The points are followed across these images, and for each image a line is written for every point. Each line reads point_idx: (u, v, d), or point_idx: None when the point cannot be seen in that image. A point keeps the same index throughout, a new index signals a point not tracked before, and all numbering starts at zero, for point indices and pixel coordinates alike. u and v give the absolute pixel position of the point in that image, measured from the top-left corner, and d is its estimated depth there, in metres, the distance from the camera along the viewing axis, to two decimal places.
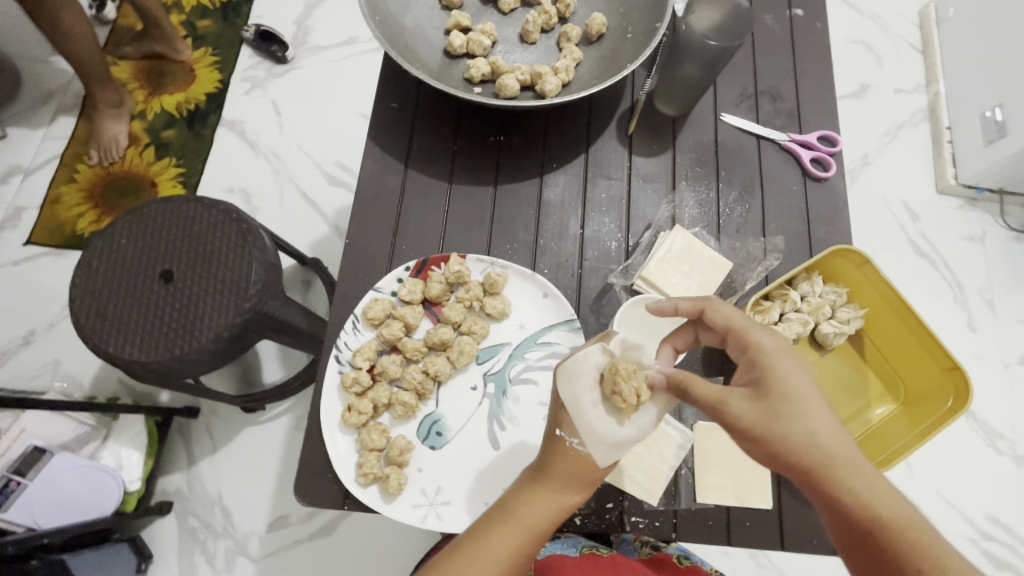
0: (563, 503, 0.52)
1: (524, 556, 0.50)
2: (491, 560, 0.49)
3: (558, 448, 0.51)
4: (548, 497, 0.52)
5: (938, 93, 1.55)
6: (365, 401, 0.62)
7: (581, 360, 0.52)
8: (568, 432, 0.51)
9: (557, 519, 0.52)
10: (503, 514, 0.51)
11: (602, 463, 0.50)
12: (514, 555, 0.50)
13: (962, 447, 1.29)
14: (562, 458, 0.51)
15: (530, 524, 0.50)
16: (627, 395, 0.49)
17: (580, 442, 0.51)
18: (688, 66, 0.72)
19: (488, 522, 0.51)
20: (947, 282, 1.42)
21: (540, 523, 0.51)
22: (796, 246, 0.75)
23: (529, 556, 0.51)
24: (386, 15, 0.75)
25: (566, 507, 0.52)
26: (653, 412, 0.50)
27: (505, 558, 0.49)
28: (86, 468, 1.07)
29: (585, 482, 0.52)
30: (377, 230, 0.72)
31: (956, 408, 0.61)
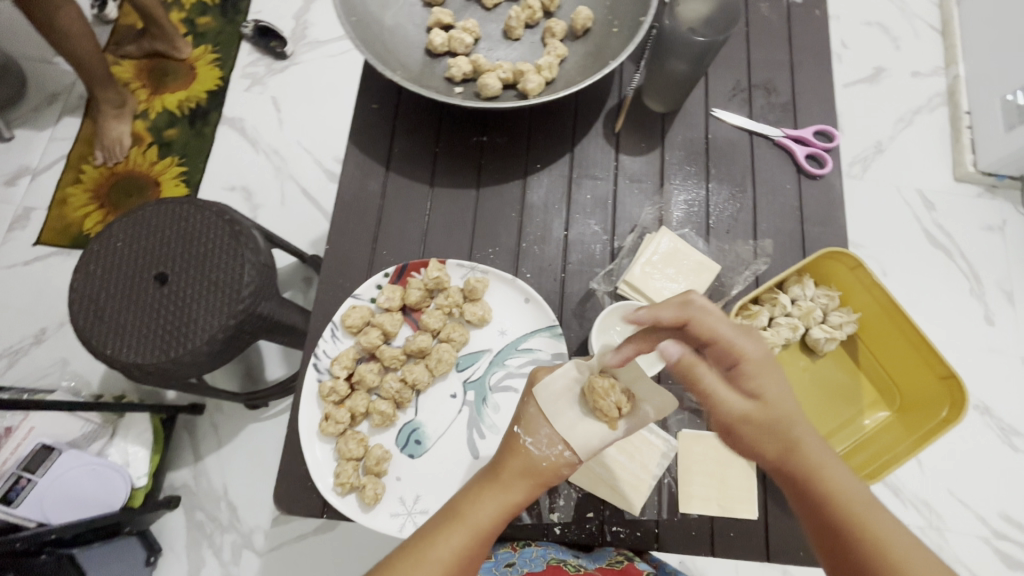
0: (512, 501, 0.49)
1: (473, 559, 0.47)
2: (436, 562, 0.45)
3: (511, 444, 0.51)
4: (496, 494, 0.49)
5: (958, 76, 1.49)
6: (342, 410, 0.62)
7: (557, 373, 0.52)
8: (524, 430, 0.51)
9: (507, 519, 0.49)
10: (449, 516, 0.48)
11: (551, 463, 0.49)
12: (461, 556, 0.46)
13: (977, 444, 1.26)
14: (514, 454, 0.50)
15: (476, 524, 0.47)
16: (609, 409, 0.50)
17: (533, 441, 0.50)
18: (674, 62, 0.69)
19: (435, 524, 0.48)
20: (963, 273, 1.37)
21: (488, 523, 0.48)
22: (788, 247, 0.72)
23: (478, 561, 0.47)
24: (366, 15, 0.74)
25: (517, 505, 0.49)
26: (636, 418, 0.52)
27: (451, 560, 0.46)
28: (95, 464, 1.10)
29: (537, 482, 0.49)
30: (358, 236, 0.71)
31: (951, 418, 0.59)
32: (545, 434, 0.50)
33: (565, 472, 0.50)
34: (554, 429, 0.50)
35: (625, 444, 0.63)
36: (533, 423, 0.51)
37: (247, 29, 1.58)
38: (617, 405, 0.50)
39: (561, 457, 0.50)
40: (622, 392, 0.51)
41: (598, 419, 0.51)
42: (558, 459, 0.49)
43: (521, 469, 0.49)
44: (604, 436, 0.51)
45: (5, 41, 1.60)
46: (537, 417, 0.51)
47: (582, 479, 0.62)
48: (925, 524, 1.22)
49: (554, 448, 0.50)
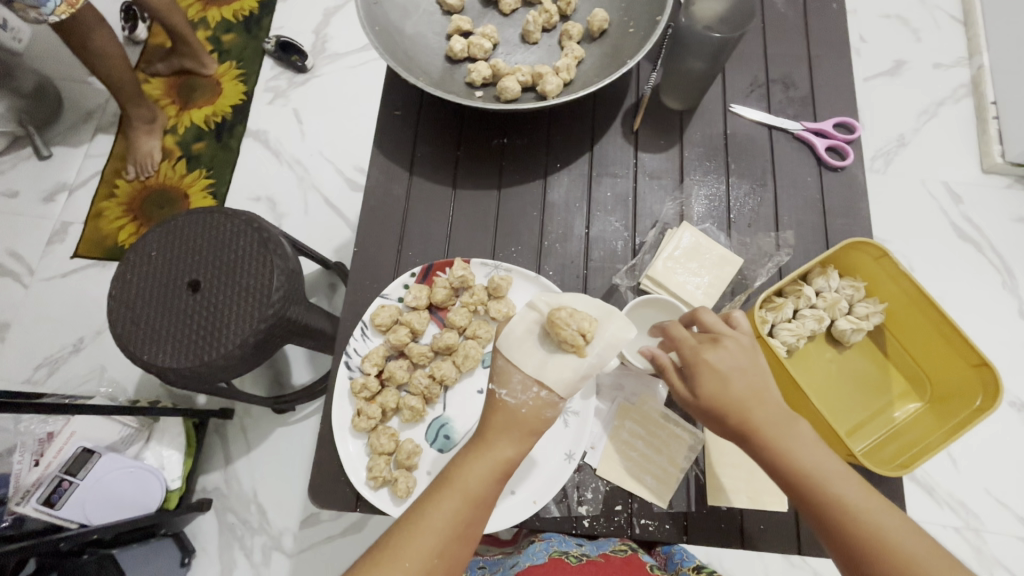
0: (501, 459, 0.50)
1: (469, 522, 0.48)
2: (431, 528, 0.47)
3: (492, 403, 0.52)
4: (483, 457, 0.50)
5: (982, 66, 1.46)
6: (374, 406, 0.64)
7: (516, 319, 0.55)
8: (497, 382, 0.53)
9: (498, 480, 0.50)
10: (440, 482, 0.50)
11: (529, 408, 0.51)
12: (456, 522, 0.48)
13: (1013, 441, 1.22)
14: (495, 411, 0.52)
15: (466, 490, 0.48)
16: (574, 339, 0.52)
17: (507, 391, 0.52)
18: (691, 60, 0.70)
19: (429, 494, 0.49)
20: (994, 266, 1.34)
21: (479, 486, 0.49)
22: (811, 240, 0.72)
23: (476, 525, 0.49)
24: (387, 24, 0.76)
25: (506, 463, 0.50)
26: (602, 343, 0.53)
27: (446, 526, 0.47)
28: (133, 468, 1.13)
29: (522, 433, 0.51)
30: (384, 238, 0.73)
31: (984, 407, 0.58)
32: (518, 380, 0.52)
33: (548, 413, 0.52)
34: (526, 373, 0.52)
35: (651, 438, 0.64)
36: (506, 378, 0.52)
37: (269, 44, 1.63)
38: (579, 334, 0.52)
39: (538, 397, 0.51)
40: (582, 320, 0.52)
41: (567, 351, 0.53)
42: (536, 402, 0.51)
43: (504, 425, 0.51)
44: (579, 366, 0.52)
45: (44, 64, 1.68)
46: (507, 367, 0.53)
47: (610, 471, 0.63)
48: (962, 524, 1.19)
49: (528, 392, 0.52)
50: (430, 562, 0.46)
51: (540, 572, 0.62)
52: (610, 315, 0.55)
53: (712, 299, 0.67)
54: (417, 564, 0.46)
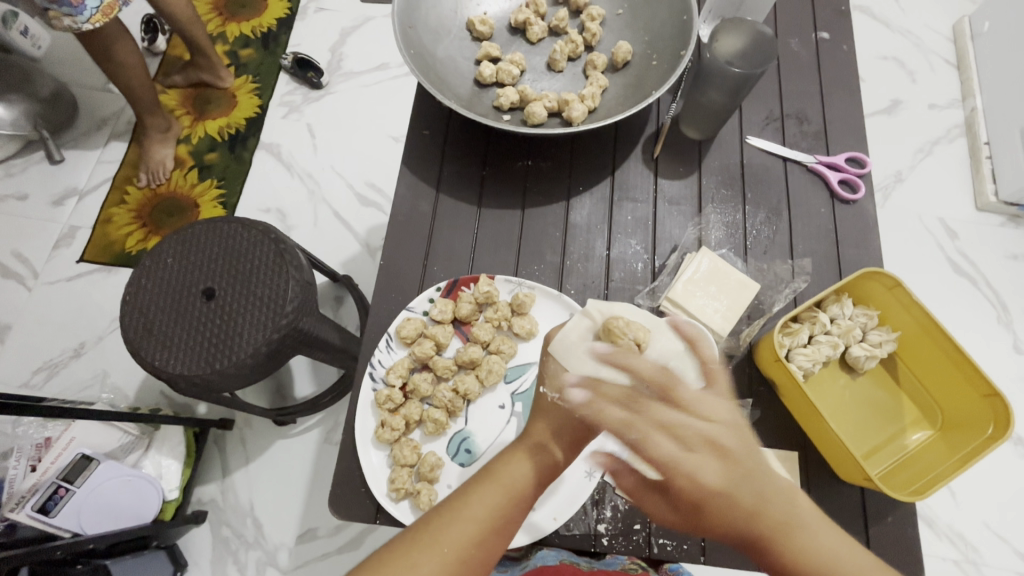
0: (546, 462, 0.52)
1: (508, 516, 0.49)
2: (472, 517, 0.47)
3: (541, 405, 0.55)
4: (528, 456, 0.52)
5: (975, 108, 1.52)
6: (397, 418, 0.65)
7: (570, 326, 0.57)
8: (551, 387, 0.55)
9: (540, 481, 0.51)
10: (483, 475, 0.51)
11: (581, 413, 0.53)
12: (495, 514, 0.48)
13: (1009, 474, 1.24)
14: (543, 413, 0.54)
15: (510, 485, 0.50)
16: (629, 348, 0.54)
17: (560, 396, 0.54)
18: (713, 92, 0.73)
19: (470, 484, 0.50)
20: (989, 301, 1.37)
21: (522, 482, 0.50)
22: (825, 268, 0.74)
23: (514, 520, 0.49)
24: (420, 48, 0.80)
25: (551, 466, 0.52)
26: (656, 352, 0.55)
27: (487, 517, 0.48)
28: (130, 477, 1.11)
29: (569, 436, 0.53)
30: (410, 252, 0.75)
31: (995, 436, 0.59)
32: (572, 384, 0.54)
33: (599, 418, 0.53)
34: (578, 377, 0.54)
35: None
36: (558, 381, 0.55)
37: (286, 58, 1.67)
38: (634, 342, 0.54)
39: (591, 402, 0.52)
40: (637, 329, 0.54)
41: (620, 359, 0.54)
42: (591, 406, 0.52)
43: (552, 428, 0.53)
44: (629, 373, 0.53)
45: (62, 71, 1.70)
46: (560, 372, 0.55)
47: None
48: (960, 558, 1.19)
49: (584, 397, 0.53)
50: (466, 552, 0.46)
51: (550, 570, 0.67)
52: (659, 326, 0.57)
53: (730, 323, 0.69)
54: (453, 553, 0.46)
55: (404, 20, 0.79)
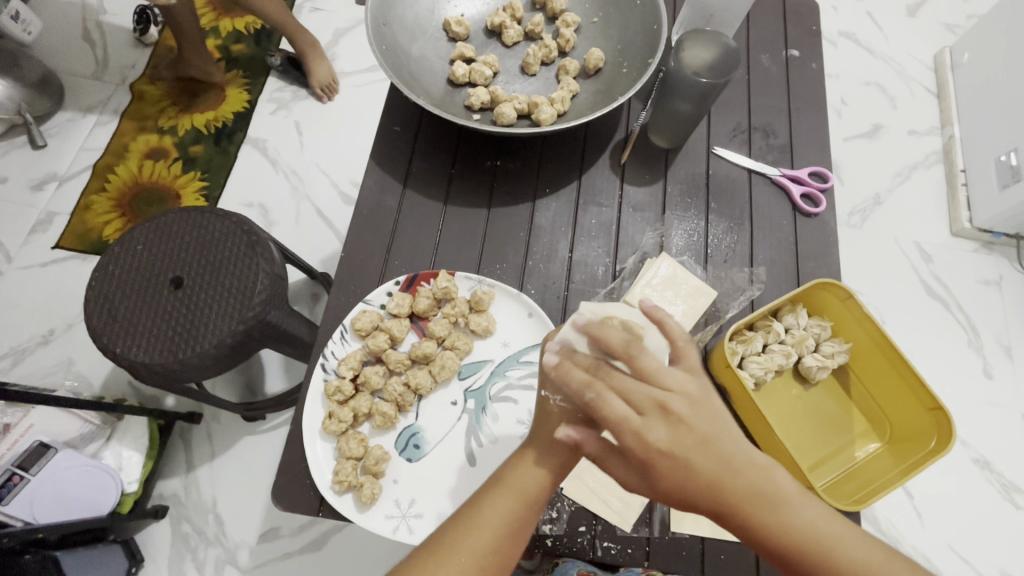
0: (554, 462, 0.51)
1: (522, 520, 0.49)
2: (487, 525, 0.48)
3: (546, 407, 0.54)
4: (539, 458, 0.51)
5: (953, 136, 1.55)
6: (346, 409, 0.64)
7: (569, 328, 0.54)
8: (551, 389, 0.54)
9: (553, 481, 0.51)
10: (494, 482, 0.51)
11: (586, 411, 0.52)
12: (511, 521, 0.49)
13: (975, 497, 1.25)
14: (551, 414, 0.53)
15: (521, 491, 0.50)
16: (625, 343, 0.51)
17: (563, 397, 0.53)
18: (678, 101, 0.74)
19: (482, 492, 0.51)
20: (961, 325, 1.39)
21: (533, 487, 0.50)
22: (783, 278, 0.75)
23: (528, 524, 0.50)
24: (394, 45, 0.80)
25: (560, 466, 0.51)
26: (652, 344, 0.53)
27: (500, 524, 0.49)
28: (89, 466, 1.10)
29: (579, 434, 0.52)
30: (373, 246, 0.75)
31: (938, 449, 0.60)
32: (574, 386, 0.53)
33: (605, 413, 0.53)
34: None
35: None
36: (554, 375, 0.54)
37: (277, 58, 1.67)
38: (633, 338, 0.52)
39: None
40: (634, 325, 0.52)
41: None
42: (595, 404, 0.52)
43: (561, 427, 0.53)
44: None
45: (50, 57, 1.70)
46: (560, 374, 0.54)
47: (576, 490, 0.63)
48: None
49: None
50: (484, 558, 0.48)
51: None
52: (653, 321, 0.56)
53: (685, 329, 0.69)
54: (471, 559, 0.48)
55: (379, 17, 0.79)
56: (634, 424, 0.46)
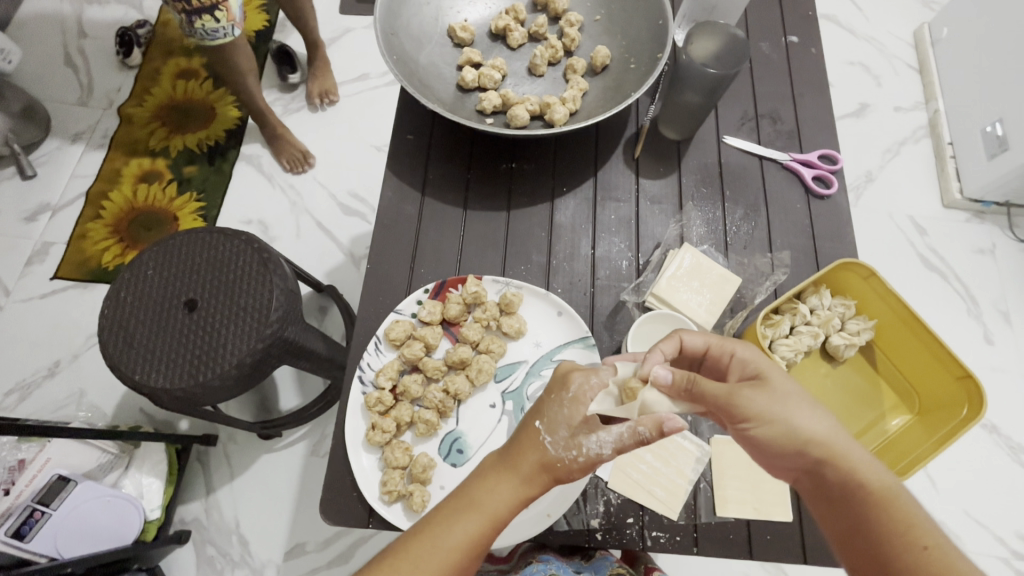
0: (524, 495, 0.52)
1: (484, 544, 0.51)
2: (452, 544, 0.50)
3: (533, 441, 0.53)
4: (513, 483, 0.52)
5: (938, 110, 1.58)
6: (388, 420, 0.64)
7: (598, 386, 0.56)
8: (546, 427, 0.53)
9: (518, 508, 0.53)
10: (465, 503, 0.52)
11: (565, 460, 0.52)
12: (475, 542, 0.50)
13: (986, 461, 1.28)
14: (533, 451, 0.53)
15: (491, 516, 0.51)
16: (632, 383, 0.55)
17: (551, 441, 0.53)
18: (689, 93, 0.75)
19: (451, 509, 0.52)
20: (959, 294, 1.43)
21: (501, 512, 0.52)
22: (802, 260, 0.76)
23: (489, 546, 0.52)
24: (403, 54, 0.81)
25: (528, 497, 0.53)
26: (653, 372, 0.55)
27: (463, 546, 0.50)
28: (110, 497, 1.07)
29: (552, 478, 0.53)
30: (396, 255, 0.75)
31: (969, 416, 0.61)
32: (564, 436, 0.53)
33: (578, 475, 0.53)
34: (575, 430, 0.53)
35: (661, 451, 0.66)
36: (548, 412, 0.54)
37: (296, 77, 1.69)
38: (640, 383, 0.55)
39: (576, 461, 0.52)
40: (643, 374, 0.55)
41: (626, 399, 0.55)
42: (576, 464, 0.52)
43: (538, 464, 0.53)
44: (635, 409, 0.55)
45: (34, 86, 1.68)
46: (560, 419, 0.54)
47: (621, 483, 0.64)
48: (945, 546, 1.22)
49: (569, 452, 0.53)
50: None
51: None
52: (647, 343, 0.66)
53: (713, 316, 0.71)
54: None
55: (386, 27, 0.80)
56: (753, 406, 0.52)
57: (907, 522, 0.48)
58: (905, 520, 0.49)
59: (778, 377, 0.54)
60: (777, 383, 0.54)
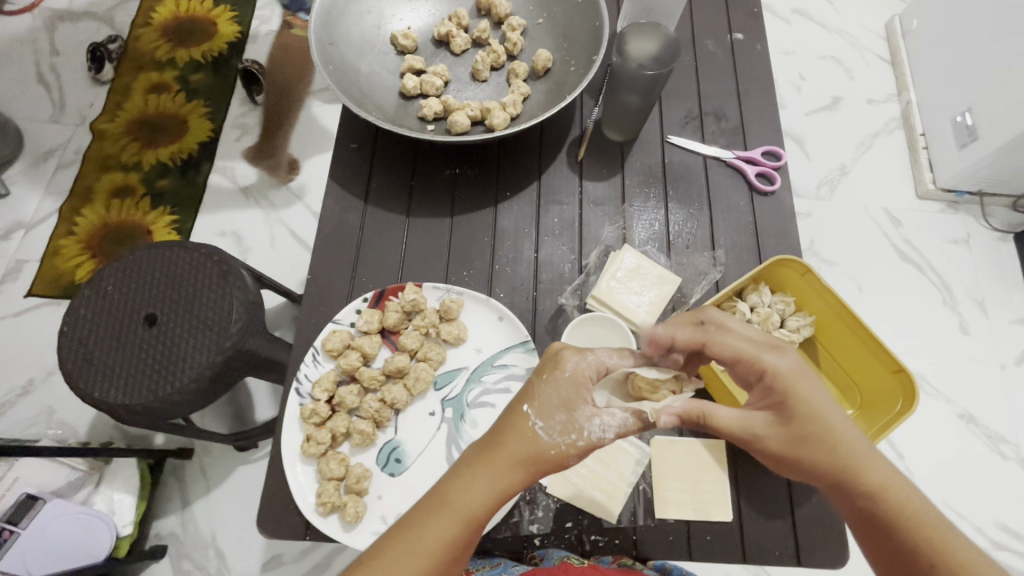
0: (503, 490, 0.50)
1: (460, 546, 0.49)
2: (426, 548, 0.48)
3: (521, 428, 0.51)
4: (487, 479, 0.50)
5: (910, 101, 1.59)
6: (323, 431, 0.64)
7: (589, 359, 0.53)
8: (536, 411, 0.52)
9: (495, 507, 0.50)
10: (437, 503, 0.50)
11: (555, 448, 0.50)
12: (446, 545, 0.48)
13: (962, 451, 1.27)
14: (521, 438, 0.51)
15: (464, 516, 0.49)
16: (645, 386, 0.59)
17: (541, 425, 0.51)
18: (627, 95, 0.75)
19: (423, 511, 0.50)
20: (935, 285, 1.42)
21: (476, 513, 0.49)
22: (744, 257, 0.76)
23: (467, 547, 0.50)
24: (341, 64, 0.81)
25: (506, 494, 0.50)
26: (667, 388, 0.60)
27: (438, 550, 0.48)
28: (80, 514, 1.06)
29: (534, 469, 0.51)
30: (337, 264, 0.75)
31: (903, 411, 0.61)
32: (559, 421, 0.51)
33: (569, 462, 0.51)
34: (568, 416, 0.51)
35: (601, 454, 0.65)
36: (540, 395, 0.52)
37: (263, 97, 1.67)
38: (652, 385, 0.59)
39: (570, 447, 0.51)
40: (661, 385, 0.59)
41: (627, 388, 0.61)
42: (569, 449, 0.50)
43: (521, 454, 0.51)
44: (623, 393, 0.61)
45: (5, 104, 1.68)
46: (552, 403, 0.52)
47: (560, 488, 0.63)
48: None
49: (566, 436, 0.51)
50: None
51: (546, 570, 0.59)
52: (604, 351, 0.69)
53: (654, 316, 0.70)
54: None
55: (323, 37, 0.80)
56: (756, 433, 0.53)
57: (936, 536, 0.48)
58: (928, 533, 0.48)
59: (801, 396, 0.51)
60: (802, 410, 0.51)
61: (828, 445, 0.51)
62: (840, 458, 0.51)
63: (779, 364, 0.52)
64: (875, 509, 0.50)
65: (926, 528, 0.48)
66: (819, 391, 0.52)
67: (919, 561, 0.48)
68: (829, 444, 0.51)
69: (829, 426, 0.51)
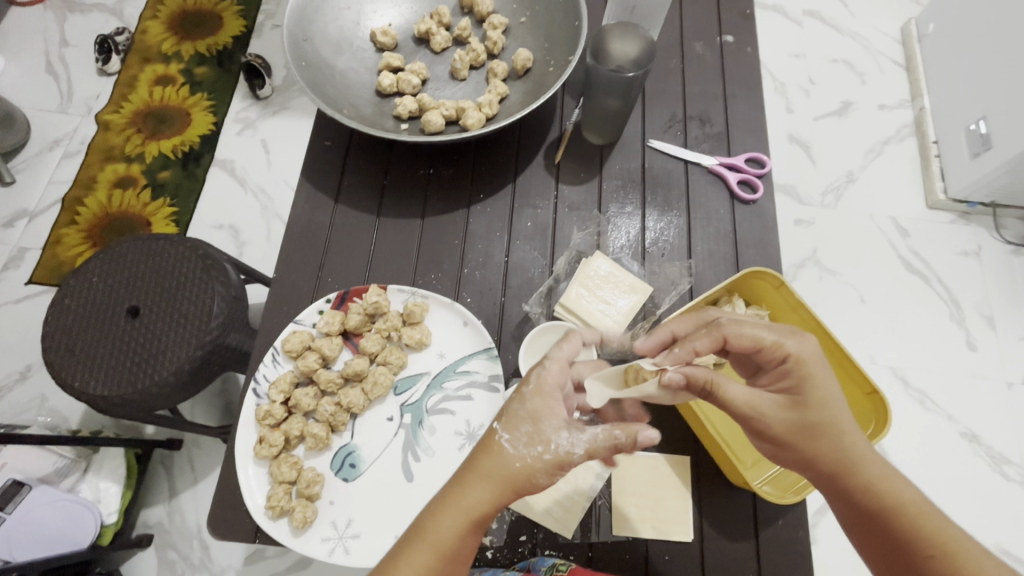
0: (475, 511, 0.46)
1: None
2: None
3: (489, 445, 0.48)
4: (457, 502, 0.47)
5: (923, 108, 1.53)
6: (277, 433, 0.63)
7: (550, 367, 0.51)
8: (502, 426, 0.48)
9: (472, 531, 0.47)
10: (412, 531, 0.47)
11: (521, 464, 0.47)
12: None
13: (965, 472, 1.23)
14: (489, 454, 0.48)
15: (438, 545, 0.45)
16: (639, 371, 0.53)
17: (508, 439, 0.48)
18: (604, 96, 0.73)
19: (400, 542, 0.47)
20: (942, 299, 1.37)
21: (450, 539, 0.46)
22: (722, 267, 0.74)
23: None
24: (317, 61, 0.80)
25: (479, 515, 0.47)
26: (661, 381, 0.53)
27: None
28: (65, 501, 1.06)
29: (507, 489, 0.47)
30: (304, 263, 0.74)
31: (874, 435, 0.59)
32: (524, 434, 0.48)
33: (542, 480, 0.48)
34: (534, 428, 0.48)
35: None
36: (506, 410, 0.49)
37: (264, 92, 1.66)
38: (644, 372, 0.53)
39: (538, 460, 0.47)
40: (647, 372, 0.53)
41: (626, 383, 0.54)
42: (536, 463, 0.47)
43: (489, 471, 0.47)
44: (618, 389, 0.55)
45: (12, 94, 1.70)
46: (517, 416, 0.49)
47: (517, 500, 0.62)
48: None
49: (532, 449, 0.48)
50: None
51: None
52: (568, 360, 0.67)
53: (622, 326, 0.68)
54: None
55: (299, 33, 0.79)
56: (757, 418, 0.50)
57: (922, 531, 0.48)
58: (922, 530, 0.48)
59: (816, 386, 0.50)
60: (818, 399, 0.49)
61: (835, 437, 0.49)
62: (843, 452, 0.49)
63: (802, 350, 0.50)
64: (870, 502, 0.49)
65: (921, 526, 0.48)
66: (834, 382, 0.50)
67: (908, 554, 0.48)
68: (834, 435, 0.49)
69: (838, 418, 0.49)
